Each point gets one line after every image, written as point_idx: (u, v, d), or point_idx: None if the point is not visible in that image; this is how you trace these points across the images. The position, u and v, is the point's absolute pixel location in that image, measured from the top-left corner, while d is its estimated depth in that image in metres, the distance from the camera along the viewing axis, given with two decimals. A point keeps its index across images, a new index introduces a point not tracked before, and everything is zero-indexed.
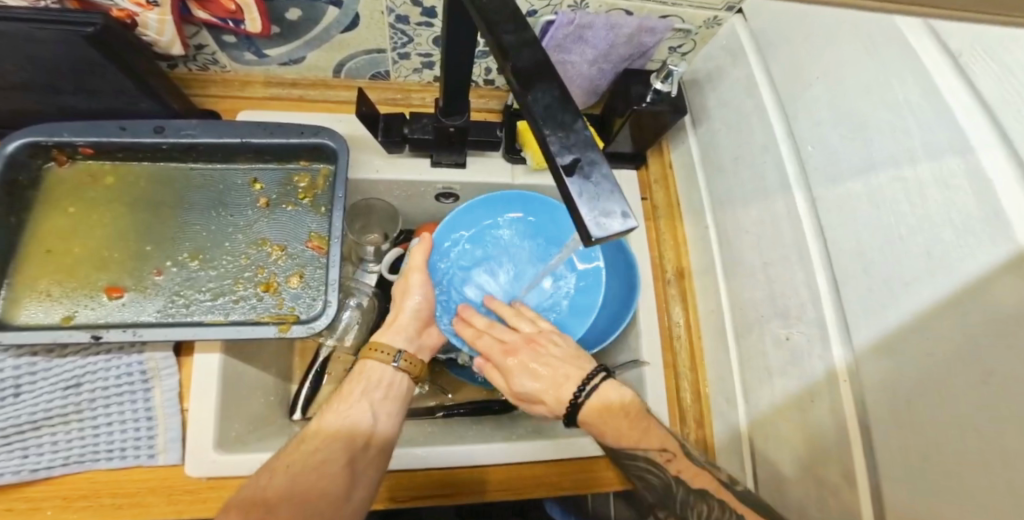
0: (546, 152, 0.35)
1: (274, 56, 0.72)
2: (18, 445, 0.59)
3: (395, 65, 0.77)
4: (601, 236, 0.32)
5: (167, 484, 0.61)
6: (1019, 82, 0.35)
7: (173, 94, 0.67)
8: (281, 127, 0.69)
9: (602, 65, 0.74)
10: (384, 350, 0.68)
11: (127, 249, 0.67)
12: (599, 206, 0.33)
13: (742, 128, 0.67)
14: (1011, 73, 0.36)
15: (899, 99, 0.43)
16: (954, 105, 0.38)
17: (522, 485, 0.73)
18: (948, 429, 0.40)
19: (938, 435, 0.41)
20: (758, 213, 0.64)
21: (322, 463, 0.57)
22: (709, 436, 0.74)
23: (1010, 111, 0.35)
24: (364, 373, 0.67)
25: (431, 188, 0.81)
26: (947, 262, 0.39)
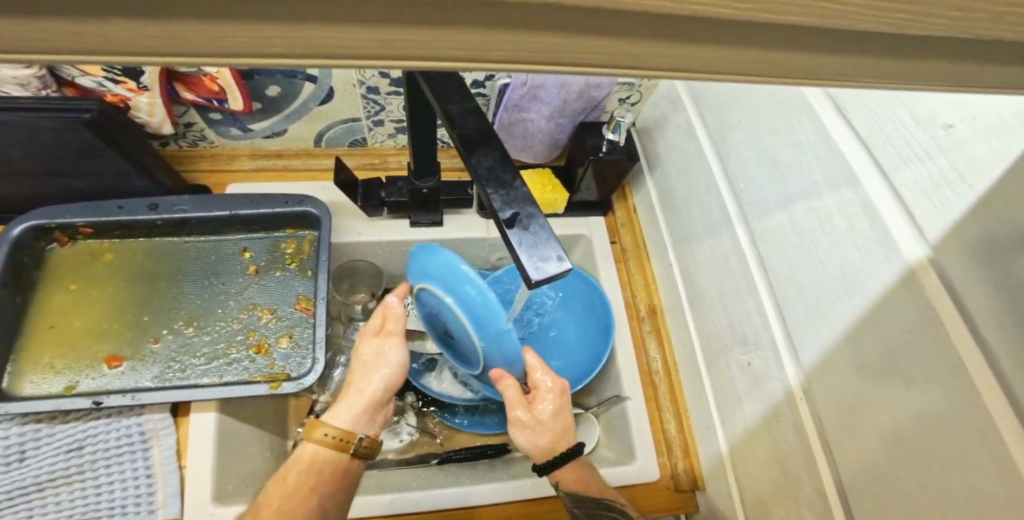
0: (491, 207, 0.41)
1: (258, 130, 0.79)
2: (23, 506, 0.61)
3: (371, 132, 0.84)
4: (539, 279, 0.37)
5: None
6: (882, 121, 0.41)
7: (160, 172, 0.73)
8: (267, 198, 0.75)
9: (558, 120, 0.81)
10: (331, 432, 0.61)
11: (126, 321, 0.71)
12: (536, 253, 0.39)
13: (688, 170, 0.73)
14: (874, 113, 0.42)
15: (801, 137, 0.49)
16: (840, 142, 0.45)
17: None
18: (885, 440, 0.42)
19: (877, 445, 0.43)
20: (711, 249, 0.69)
21: (317, 487, 0.59)
22: (697, 466, 0.74)
23: (881, 145, 0.41)
24: (317, 460, 0.61)
25: (411, 245, 0.87)
26: (858, 281, 0.44)
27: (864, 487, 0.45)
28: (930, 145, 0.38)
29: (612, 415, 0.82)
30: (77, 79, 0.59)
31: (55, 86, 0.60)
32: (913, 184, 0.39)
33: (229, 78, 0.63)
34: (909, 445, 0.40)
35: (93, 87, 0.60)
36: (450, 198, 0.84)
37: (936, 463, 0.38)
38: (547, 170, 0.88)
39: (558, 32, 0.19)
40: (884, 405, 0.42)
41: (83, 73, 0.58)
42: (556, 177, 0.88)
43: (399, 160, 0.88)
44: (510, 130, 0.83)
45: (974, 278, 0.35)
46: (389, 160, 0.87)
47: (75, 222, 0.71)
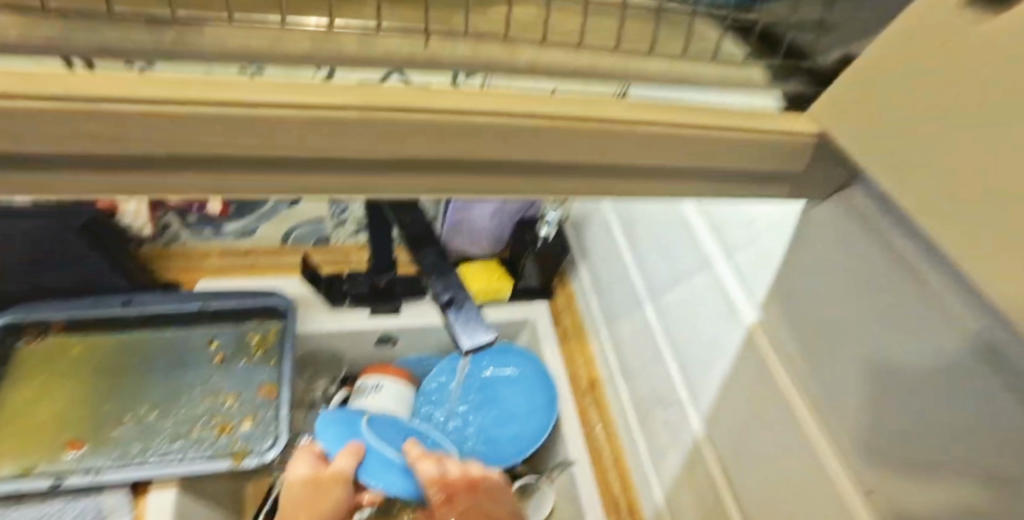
0: None
1: (230, 230, 0.91)
2: None
3: (334, 230, 0.95)
4: None
5: None
6: (715, 218, 0.55)
7: (134, 269, 0.82)
8: (237, 294, 0.84)
9: (499, 218, 0.95)
10: None
11: (90, 409, 0.75)
12: None
13: (609, 258, 0.87)
14: (711, 212, 0.56)
15: (675, 230, 0.63)
16: (696, 234, 0.58)
17: None
18: (761, 471, 0.51)
19: (756, 478, 0.51)
20: (631, 324, 0.81)
21: None
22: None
23: (717, 236, 0.55)
24: None
25: (371, 334, 0.92)
26: (722, 341, 0.55)
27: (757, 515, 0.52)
28: (740, 236, 0.51)
29: (564, 482, 0.86)
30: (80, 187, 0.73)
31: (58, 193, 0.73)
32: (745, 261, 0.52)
33: None
34: (776, 470, 0.48)
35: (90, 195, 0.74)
36: (405, 288, 0.93)
37: (796, 481, 0.46)
38: (494, 261, 0.98)
39: (462, 167, 0.30)
40: (755, 440, 0.51)
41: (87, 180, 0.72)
42: (502, 268, 0.98)
43: (359, 255, 0.97)
44: (458, 226, 0.96)
45: (787, 328, 0.47)
46: (351, 256, 0.97)
47: (49, 316, 0.78)
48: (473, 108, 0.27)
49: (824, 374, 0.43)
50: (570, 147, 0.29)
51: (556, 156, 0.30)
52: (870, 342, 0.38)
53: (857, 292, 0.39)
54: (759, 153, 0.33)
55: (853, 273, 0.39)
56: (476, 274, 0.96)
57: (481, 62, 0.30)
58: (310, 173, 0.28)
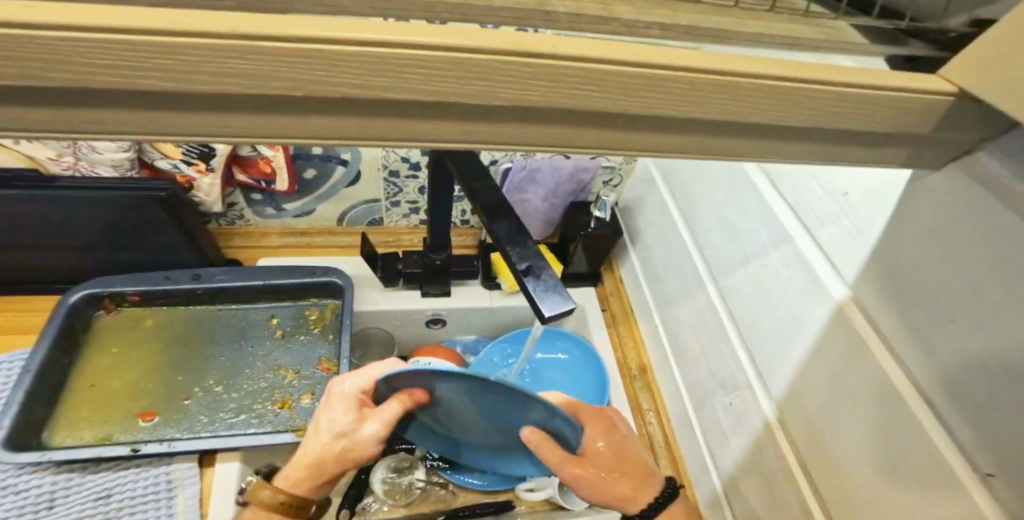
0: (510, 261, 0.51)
1: (290, 209, 0.91)
2: None
3: (388, 212, 0.95)
4: (551, 315, 0.47)
5: None
6: (799, 192, 0.54)
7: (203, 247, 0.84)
8: (296, 269, 0.85)
9: (552, 201, 0.94)
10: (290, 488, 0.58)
11: (160, 380, 0.77)
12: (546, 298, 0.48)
13: (665, 241, 0.85)
14: (794, 186, 0.54)
15: (748, 208, 0.61)
16: (775, 211, 0.57)
17: None
18: (843, 452, 0.50)
19: (838, 458, 0.50)
20: (689, 308, 0.79)
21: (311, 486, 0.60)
22: (696, 507, 0.79)
23: (803, 210, 0.53)
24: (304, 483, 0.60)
25: (423, 314, 0.94)
26: (803, 318, 0.53)
27: (836, 497, 0.51)
28: (833, 208, 0.49)
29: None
30: (157, 162, 0.74)
31: (137, 168, 0.75)
32: (829, 238, 0.50)
33: (280, 161, 0.78)
34: (863, 451, 0.47)
35: (168, 169, 0.75)
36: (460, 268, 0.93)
37: (886, 462, 0.45)
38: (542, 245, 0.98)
39: (576, 131, 0.29)
40: (839, 421, 0.50)
41: (165, 156, 0.73)
42: (551, 253, 0.99)
43: (411, 236, 0.98)
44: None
45: (880, 303, 0.45)
46: (403, 237, 0.97)
47: (125, 290, 0.80)
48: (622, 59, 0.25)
49: (927, 350, 0.41)
50: (699, 105, 0.28)
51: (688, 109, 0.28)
52: (986, 310, 0.36)
53: (965, 259, 0.38)
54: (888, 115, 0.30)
55: (970, 240, 0.37)
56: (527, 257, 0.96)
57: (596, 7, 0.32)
58: (430, 127, 0.28)
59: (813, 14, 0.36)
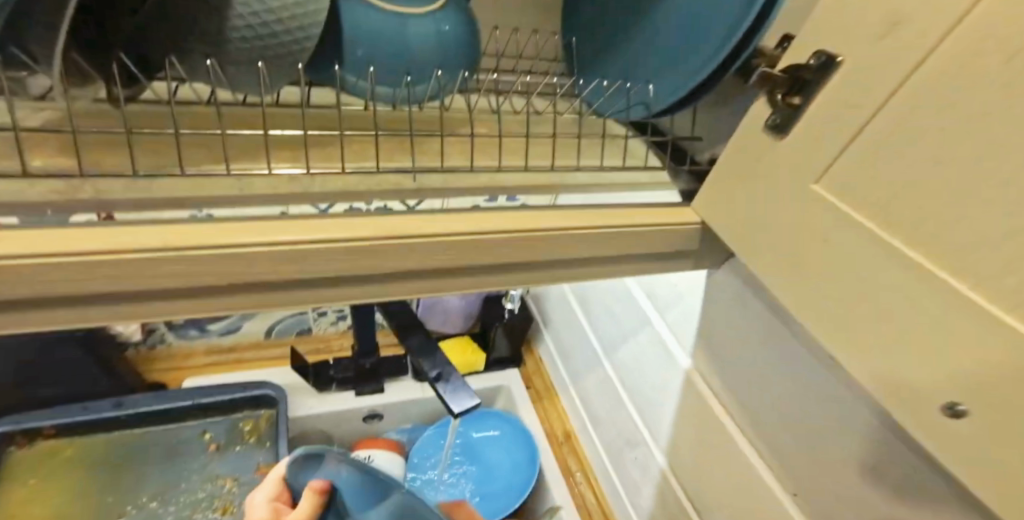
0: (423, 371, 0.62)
1: (214, 329, 1.00)
2: None
3: (315, 322, 1.05)
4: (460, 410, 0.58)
5: None
6: (646, 284, 0.68)
7: (123, 373, 0.91)
8: (228, 387, 0.90)
9: (468, 297, 1.04)
10: None
11: (87, 504, 0.78)
12: (456, 396, 0.60)
13: (565, 321, 0.98)
14: (641, 280, 0.68)
15: (615, 298, 0.75)
16: (632, 299, 0.70)
17: None
18: (715, 494, 0.59)
19: (712, 501, 0.60)
20: (592, 377, 0.90)
21: None
22: None
23: (650, 299, 0.67)
24: None
25: (358, 412, 0.99)
26: (667, 384, 0.65)
27: None
28: (668, 296, 0.63)
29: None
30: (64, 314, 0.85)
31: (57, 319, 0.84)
32: (675, 320, 0.63)
33: None
34: (726, 490, 0.57)
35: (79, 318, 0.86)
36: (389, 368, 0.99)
37: (742, 496, 0.55)
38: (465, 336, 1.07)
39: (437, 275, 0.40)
40: (707, 467, 0.60)
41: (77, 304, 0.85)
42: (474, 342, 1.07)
43: (341, 342, 1.05)
44: (432, 309, 1.05)
45: (712, 371, 0.57)
46: (333, 343, 1.05)
47: (42, 423, 0.83)
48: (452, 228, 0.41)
49: (745, 400, 0.54)
50: (515, 250, 0.43)
51: (509, 255, 0.44)
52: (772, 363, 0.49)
53: (754, 331, 0.51)
54: (649, 242, 0.46)
55: (751, 314, 0.51)
56: (450, 349, 1.04)
57: (448, 193, 0.44)
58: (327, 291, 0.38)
59: (610, 169, 0.49)
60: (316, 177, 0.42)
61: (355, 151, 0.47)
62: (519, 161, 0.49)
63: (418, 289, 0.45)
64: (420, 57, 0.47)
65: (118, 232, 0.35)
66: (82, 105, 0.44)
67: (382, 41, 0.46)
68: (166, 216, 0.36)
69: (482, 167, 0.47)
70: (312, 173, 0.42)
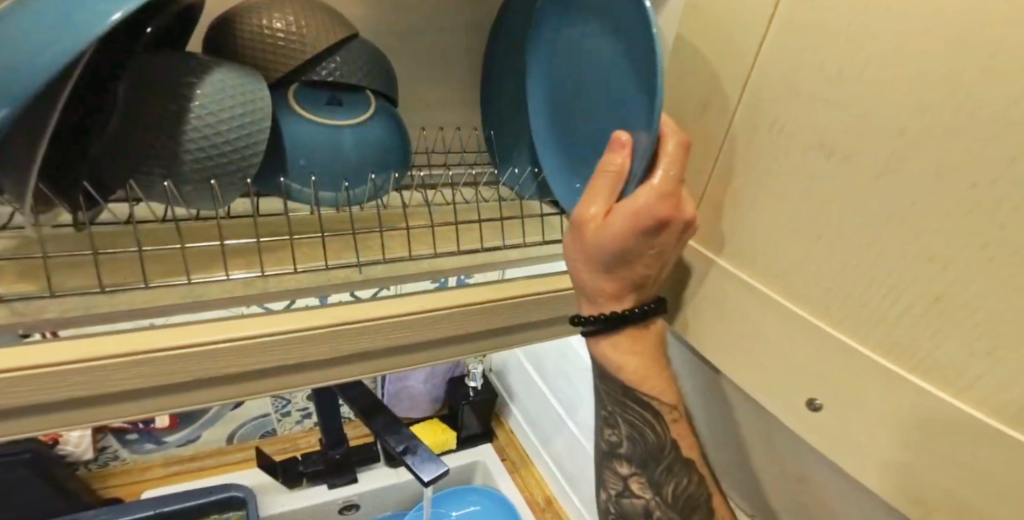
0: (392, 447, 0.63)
1: (172, 440, 0.99)
2: None
3: (280, 421, 1.05)
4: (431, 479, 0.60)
5: None
6: None
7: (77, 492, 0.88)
8: (195, 491, 0.89)
9: (433, 380, 1.07)
10: None
11: None
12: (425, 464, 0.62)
13: (529, 389, 1.00)
14: None
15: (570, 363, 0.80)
16: None
17: None
18: None
19: None
20: (562, 439, 0.92)
21: None
22: None
23: None
24: None
25: (333, 504, 0.97)
26: None
27: None
28: None
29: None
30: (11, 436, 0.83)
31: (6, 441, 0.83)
32: None
33: None
34: None
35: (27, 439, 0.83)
36: (359, 458, 0.99)
37: None
38: (435, 419, 1.08)
39: None
40: None
41: None
42: (443, 423, 1.08)
43: (308, 439, 1.07)
44: (398, 395, 1.07)
45: None
46: (300, 441, 1.06)
47: None
48: (395, 310, 0.46)
49: None
50: (455, 323, 0.48)
51: (450, 328, 0.49)
52: None
53: None
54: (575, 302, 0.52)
55: None
56: (420, 433, 1.04)
57: (387, 280, 0.50)
58: None
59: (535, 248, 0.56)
60: (271, 278, 0.47)
61: (306, 252, 0.52)
62: (452, 248, 0.54)
63: (366, 370, 0.49)
64: (353, 158, 0.54)
65: (80, 347, 0.38)
66: (43, 230, 0.48)
67: (319, 150, 0.53)
68: (123, 334, 0.40)
69: (419, 255, 0.52)
70: (266, 275, 0.46)
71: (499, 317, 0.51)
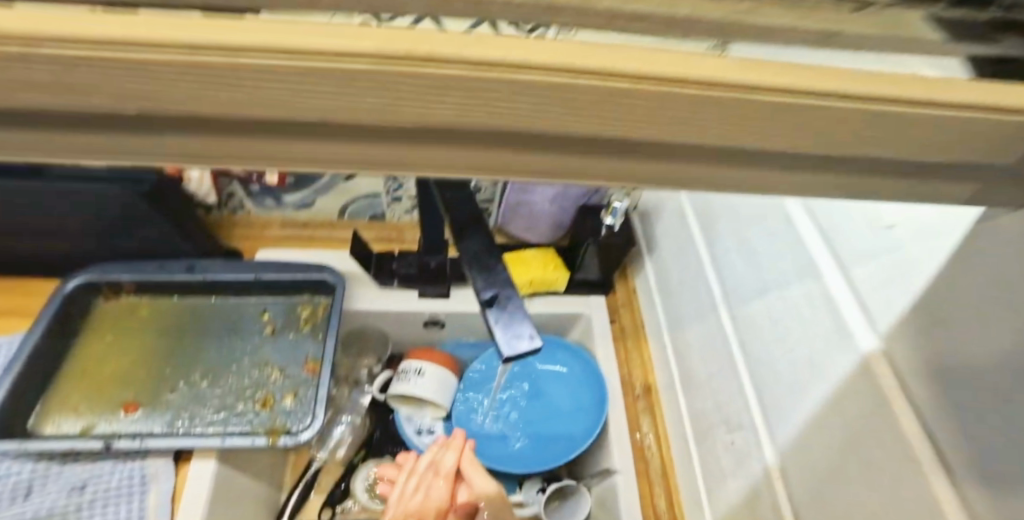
0: (474, 289, 0.45)
1: (290, 200, 0.92)
2: None
3: (389, 206, 0.93)
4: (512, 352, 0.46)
5: None
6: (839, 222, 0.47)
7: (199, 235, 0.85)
8: (290, 264, 0.84)
9: (560, 203, 0.86)
10: None
11: (148, 371, 0.78)
12: (512, 330, 0.47)
13: (680, 253, 0.76)
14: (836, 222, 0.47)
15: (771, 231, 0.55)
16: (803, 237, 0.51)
17: None
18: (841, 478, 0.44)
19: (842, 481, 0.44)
20: (698, 329, 0.70)
21: None
22: None
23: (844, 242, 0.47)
24: None
25: (418, 316, 0.89)
26: (823, 373, 0.46)
27: None
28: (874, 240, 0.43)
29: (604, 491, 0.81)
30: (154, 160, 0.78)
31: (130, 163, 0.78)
32: (875, 273, 0.42)
33: None
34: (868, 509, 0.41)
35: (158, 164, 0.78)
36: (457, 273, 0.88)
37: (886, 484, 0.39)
38: (550, 249, 0.90)
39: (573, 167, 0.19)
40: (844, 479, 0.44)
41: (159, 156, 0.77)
42: (559, 257, 0.90)
43: (412, 234, 0.95)
44: (516, 211, 0.89)
45: (917, 349, 0.37)
46: (404, 234, 0.95)
47: (120, 279, 0.82)
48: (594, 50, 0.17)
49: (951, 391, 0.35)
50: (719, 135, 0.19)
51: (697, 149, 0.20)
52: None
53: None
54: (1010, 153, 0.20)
55: None
56: (530, 260, 0.88)
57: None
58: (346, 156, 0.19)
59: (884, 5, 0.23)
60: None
61: None
62: None
63: (366, 168, 0.20)
64: None
65: None
66: None
67: None
68: None
69: None
70: None
71: (722, 126, 0.18)
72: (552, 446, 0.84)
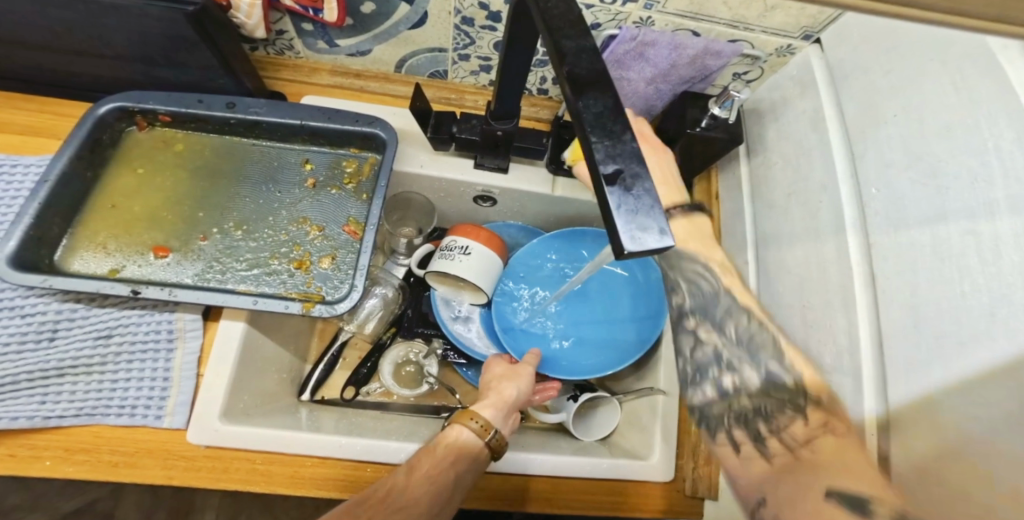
0: (590, 158, 0.32)
1: (344, 47, 0.76)
2: (40, 387, 0.60)
3: (454, 65, 0.79)
4: (634, 251, 0.28)
5: (166, 447, 0.61)
6: None
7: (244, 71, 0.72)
8: (338, 113, 0.74)
9: (659, 84, 0.72)
10: None
11: (181, 213, 0.72)
12: (636, 220, 0.29)
13: (800, 163, 0.62)
14: None
15: (988, 147, 0.41)
16: None
17: (556, 497, 0.67)
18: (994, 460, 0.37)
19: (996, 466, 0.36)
20: (803, 255, 0.58)
21: None
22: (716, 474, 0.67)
23: None
24: None
25: (470, 189, 0.80)
26: (1011, 330, 0.36)
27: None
28: None
29: (638, 405, 0.75)
30: None
31: None
32: None
33: None
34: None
35: None
36: (523, 150, 0.76)
37: None
38: None
39: None
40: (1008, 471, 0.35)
41: None
42: None
43: (475, 99, 0.83)
44: None
45: None
46: (466, 98, 0.82)
47: (155, 109, 0.73)
48: None
49: None
50: None
51: None
52: None
53: None
54: None
55: None
56: None
57: None
58: None
59: None
60: None
61: None
62: None
63: None
64: None
65: None
66: None
67: None
68: None
69: None
70: None
71: None
72: (594, 352, 0.78)
